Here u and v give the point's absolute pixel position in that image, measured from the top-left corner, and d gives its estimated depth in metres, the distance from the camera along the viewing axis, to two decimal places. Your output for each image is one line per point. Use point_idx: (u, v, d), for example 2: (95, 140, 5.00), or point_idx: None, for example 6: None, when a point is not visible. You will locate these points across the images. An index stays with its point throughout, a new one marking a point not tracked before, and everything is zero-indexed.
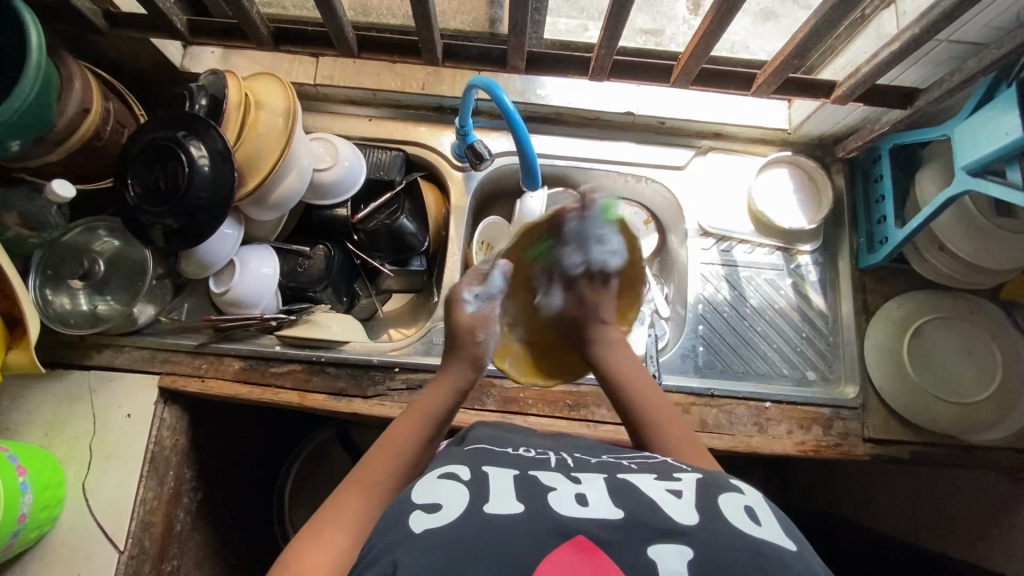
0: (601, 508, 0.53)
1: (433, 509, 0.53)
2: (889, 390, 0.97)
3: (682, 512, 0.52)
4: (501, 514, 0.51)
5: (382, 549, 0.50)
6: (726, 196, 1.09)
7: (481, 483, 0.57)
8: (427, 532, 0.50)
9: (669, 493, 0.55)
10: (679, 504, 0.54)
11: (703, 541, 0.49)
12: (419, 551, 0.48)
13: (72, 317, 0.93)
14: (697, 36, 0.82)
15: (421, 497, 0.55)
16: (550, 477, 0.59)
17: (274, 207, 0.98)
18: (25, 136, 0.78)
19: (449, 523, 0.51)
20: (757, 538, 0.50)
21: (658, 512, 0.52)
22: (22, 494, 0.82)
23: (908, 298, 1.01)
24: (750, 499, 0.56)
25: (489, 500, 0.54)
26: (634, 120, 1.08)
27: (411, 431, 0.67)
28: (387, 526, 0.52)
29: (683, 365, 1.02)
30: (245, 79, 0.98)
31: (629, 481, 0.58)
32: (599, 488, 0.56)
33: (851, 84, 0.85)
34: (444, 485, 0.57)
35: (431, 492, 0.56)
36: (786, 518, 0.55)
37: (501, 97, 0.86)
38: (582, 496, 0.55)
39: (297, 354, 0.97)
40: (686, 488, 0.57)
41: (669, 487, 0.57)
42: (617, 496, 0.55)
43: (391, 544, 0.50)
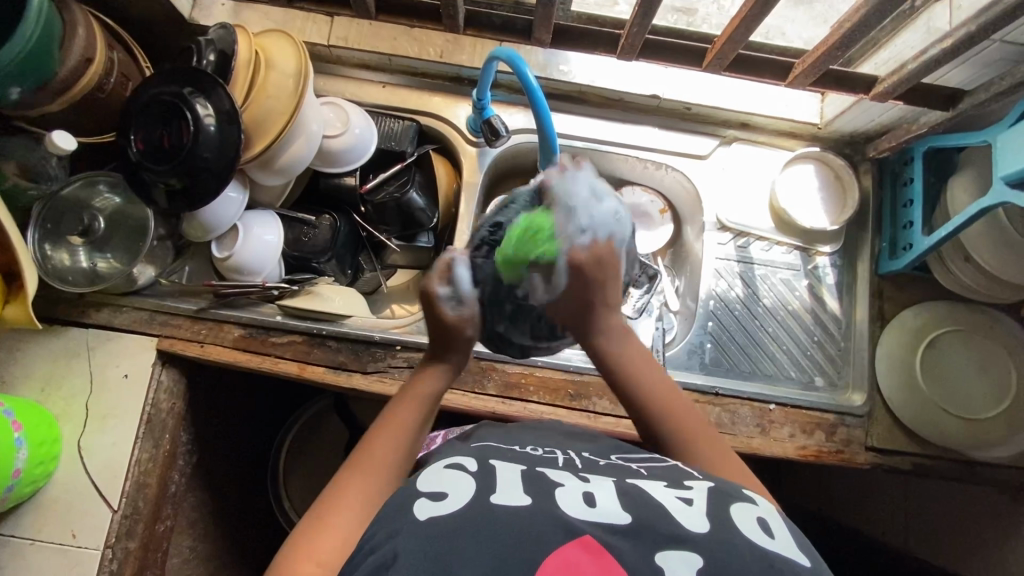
0: (608, 509, 0.52)
1: (439, 498, 0.52)
2: (897, 399, 0.95)
3: (694, 521, 0.52)
4: (511, 506, 0.50)
5: (381, 539, 0.49)
6: (748, 190, 1.05)
7: (488, 475, 0.56)
8: (431, 521, 0.49)
9: (679, 499, 0.54)
10: (690, 512, 0.53)
11: (714, 551, 0.48)
12: (421, 540, 0.47)
13: (71, 274, 0.90)
14: (737, 21, 0.77)
15: (426, 485, 0.54)
16: (559, 474, 0.58)
17: (280, 172, 0.94)
18: (26, 83, 0.75)
19: (454, 512, 0.50)
20: (770, 551, 0.50)
21: (670, 519, 0.51)
22: (17, 449, 0.81)
23: (925, 308, 0.98)
24: (762, 509, 0.56)
25: (496, 491, 0.53)
26: (659, 104, 1.04)
27: (399, 426, 0.63)
28: (388, 515, 0.51)
29: (689, 361, 0.99)
30: (255, 35, 0.94)
31: (638, 485, 0.57)
32: (607, 487, 0.56)
33: (894, 81, 0.81)
34: (451, 474, 0.56)
35: (438, 482, 0.54)
36: (798, 531, 0.55)
37: (524, 72, 0.82)
38: (590, 496, 0.54)
39: (298, 324, 0.96)
40: (697, 496, 0.55)
41: (680, 494, 0.56)
42: (626, 498, 0.54)
43: (392, 532, 0.49)
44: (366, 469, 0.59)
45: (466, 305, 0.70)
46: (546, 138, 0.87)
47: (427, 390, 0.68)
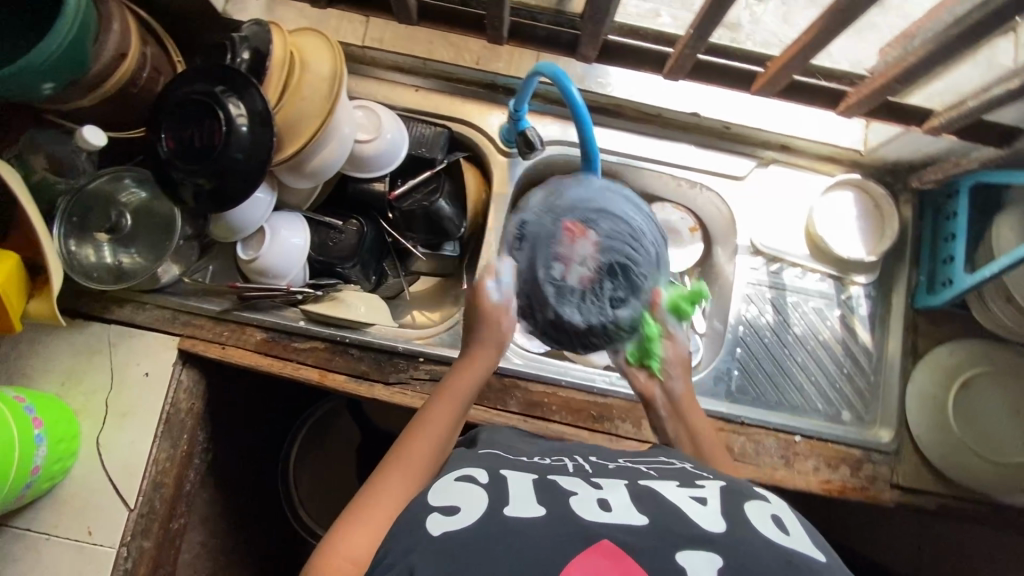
0: (623, 513, 0.52)
1: (451, 512, 0.51)
2: (926, 438, 0.94)
3: (710, 520, 0.52)
4: (525, 519, 0.50)
5: (398, 554, 0.49)
6: (784, 215, 1.02)
7: (499, 484, 0.55)
8: (448, 535, 0.49)
9: (694, 501, 0.54)
10: (706, 513, 0.53)
11: (732, 553, 0.48)
12: (437, 558, 0.47)
13: (95, 270, 0.89)
14: (794, 49, 0.74)
15: (437, 498, 0.53)
16: (572, 482, 0.57)
17: (310, 176, 0.92)
18: (59, 79, 0.72)
19: (469, 526, 0.50)
20: (785, 546, 0.50)
21: (687, 521, 0.51)
22: (37, 446, 0.81)
23: (960, 346, 0.96)
24: (776, 507, 0.57)
25: (510, 502, 0.52)
26: (698, 121, 1.01)
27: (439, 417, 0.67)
28: (403, 530, 0.51)
29: (715, 388, 0.97)
30: (290, 33, 0.92)
31: (650, 485, 0.57)
32: (621, 492, 0.55)
33: (952, 116, 0.78)
34: (461, 486, 0.55)
35: (448, 495, 0.54)
36: (811, 529, 0.56)
37: (570, 89, 0.79)
38: (605, 501, 0.53)
39: (320, 331, 0.95)
40: (711, 495, 0.56)
41: (694, 494, 0.56)
42: (640, 502, 0.54)
43: (408, 549, 0.48)
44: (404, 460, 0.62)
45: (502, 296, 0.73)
46: (589, 159, 0.83)
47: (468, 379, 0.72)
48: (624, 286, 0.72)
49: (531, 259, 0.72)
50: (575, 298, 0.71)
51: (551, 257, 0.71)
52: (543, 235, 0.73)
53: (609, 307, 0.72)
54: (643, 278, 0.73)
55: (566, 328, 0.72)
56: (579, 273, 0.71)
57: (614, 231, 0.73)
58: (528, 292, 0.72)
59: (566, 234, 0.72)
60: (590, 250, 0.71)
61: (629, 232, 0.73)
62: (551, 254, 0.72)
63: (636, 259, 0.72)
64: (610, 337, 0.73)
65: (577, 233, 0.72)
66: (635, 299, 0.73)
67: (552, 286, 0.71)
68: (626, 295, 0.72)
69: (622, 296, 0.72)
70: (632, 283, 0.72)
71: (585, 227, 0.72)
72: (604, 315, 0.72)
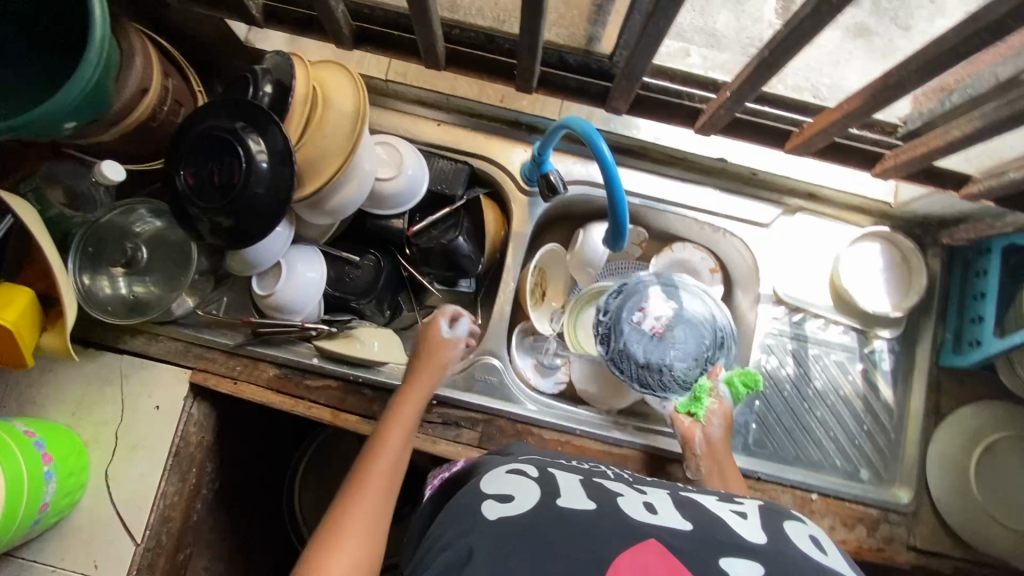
0: (669, 518, 0.56)
1: (507, 499, 0.58)
2: (945, 501, 0.92)
3: (751, 532, 0.55)
4: (577, 510, 0.55)
5: (456, 535, 0.54)
6: (809, 264, 1.00)
7: (551, 481, 0.62)
8: (502, 518, 0.54)
9: (735, 514, 0.59)
10: (745, 524, 0.57)
11: (772, 556, 0.51)
12: (495, 536, 0.52)
13: (110, 303, 0.88)
14: (833, 115, 0.71)
15: (493, 488, 0.61)
16: (617, 485, 0.64)
17: (329, 213, 0.91)
18: (80, 117, 0.70)
19: (524, 511, 0.55)
20: (823, 562, 0.52)
21: (729, 531, 0.55)
22: (46, 483, 0.80)
23: (984, 409, 0.94)
24: (814, 530, 0.59)
25: (561, 496, 0.58)
26: (724, 167, 1.00)
27: (401, 423, 0.80)
28: (462, 513, 0.57)
29: (732, 441, 0.95)
30: (313, 65, 0.90)
31: (691, 498, 0.63)
32: (663, 499, 0.61)
33: (994, 185, 0.74)
34: (515, 477, 0.63)
35: (503, 486, 0.61)
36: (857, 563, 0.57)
37: (598, 146, 0.77)
38: (650, 506, 0.59)
39: (334, 369, 0.93)
40: (750, 512, 0.60)
41: (734, 509, 0.61)
42: (683, 509, 0.59)
43: (465, 531, 0.54)
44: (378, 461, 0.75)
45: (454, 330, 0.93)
46: (616, 214, 0.81)
47: (425, 385, 0.86)
48: (685, 345, 0.96)
49: (619, 304, 0.97)
50: (644, 340, 0.95)
51: (635, 307, 0.97)
52: (636, 290, 0.98)
53: (668, 356, 0.95)
54: (703, 347, 0.96)
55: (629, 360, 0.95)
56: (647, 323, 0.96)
57: (686, 304, 0.98)
58: (610, 325, 0.97)
59: (653, 296, 0.98)
60: (666, 311, 0.97)
61: (702, 308, 0.98)
62: (632, 303, 0.97)
63: (700, 327, 0.96)
64: (664, 381, 0.94)
65: (659, 297, 0.98)
66: (693, 359, 0.95)
67: (628, 326, 0.96)
68: (686, 353, 0.95)
69: (681, 353, 0.95)
70: (693, 345, 0.96)
71: (669, 294, 0.98)
72: (662, 361, 0.95)
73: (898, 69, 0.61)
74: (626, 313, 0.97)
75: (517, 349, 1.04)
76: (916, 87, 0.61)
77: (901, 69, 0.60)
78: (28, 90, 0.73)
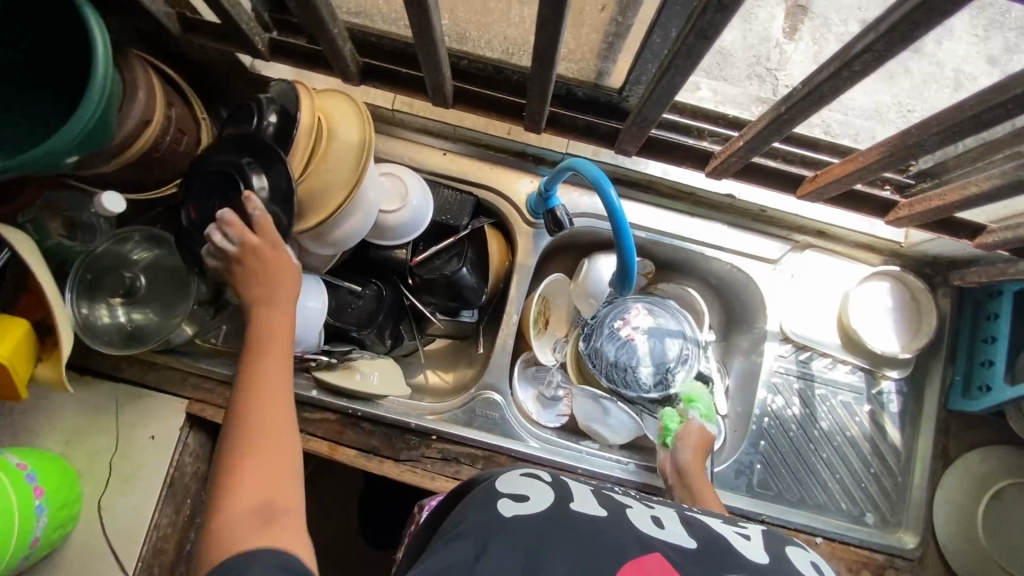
0: (676, 533, 0.55)
1: (521, 500, 0.56)
2: (952, 548, 0.91)
3: (756, 553, 0.55)
4: (587, 516, 0.54)
5: (468, 527, 0.52)
6: (817, 302, 0.99)
7: (563, 488, 0.60)
8: (515, 517, 0.52)
9: (740, 536, 0.58)
10: (750, 547, 0.56)
11: None
12: (508, 534, 0.50)
13: (107, 333, 0.86)
14: (848, 168, 0.69)
15: (506, 488, 0.58)
16: (626, 499, 0.63)
17: (332, 245, 0.89)
18: (82, 151, 0.69)
19: (538, 513, 0.54)
20: None
21: (736, 551, 0.54)
22: (37, 517, 0.79)
23: (993, 455, 0.93)
24: (814, 555, 0.59)
25: (573, 502, 0.57)
26: (732, 203, 0.98)
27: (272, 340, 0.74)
28: (477, 505, 0.55)
29: (736, 481, 0.94)
30: (316, 93, 0.89)
31: (699, 517, 0.62)
32: (672, 516, 0.60)
33: (1008, 237, 0.73)
34: (530, 482, 0.60)
35: (517, 486, 0.59)
36: None
37: (608, 194, 0.75)
38: (658, 520, 0.57)
39: (333, 403, 0.92)
40: (754, 533, 0.60)
41: (739, 530, 0.60)
42: (690, 528, 0.58)
43: (480, 525, 0.52)
44: (263, 384, 0.69)
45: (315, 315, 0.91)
46: (624, 258, 0.80)
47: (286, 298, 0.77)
48: (652, 361, 1.01)
49: (607, 311, 1.03)
50: (616, 342, 1.01)
51: (620, 317, 1.01)
52: (624, 303, 1.03)
53: (633, 365, 1.00)
54: (668, 368, 1.01)
55: (599, 357, 1.01)
56: (622, 329, 1.01)
57: (666, 325, 1.02)
58: (591, 326, 1.03)
59: (637, 310, 1.02)
60: (646, 328, 1.01)
61: (680, 335, 1.02)
62: (612, 310, 1.02)
63: (669, 344, 1.01)
64: (623, 382, 1.00)
65: (642, 313, 1.02)
66: (657, 375, 1.01)
67: (605, 333, 1.02)
68: (651, 368, 1.01)
69: (648, 367, 1.01)
70: (659, 361, 1.01)
71: (652, 313, 1.02)
72: (628, 363, 1.00)
73: (917, 129, 0.59)
74: (606, 322, 1.02)
75: (518, 378, 1.02)
76: (934, 148, 0.60)
77: (920, 128, 0.59)
78: (29, 123, 0.72)
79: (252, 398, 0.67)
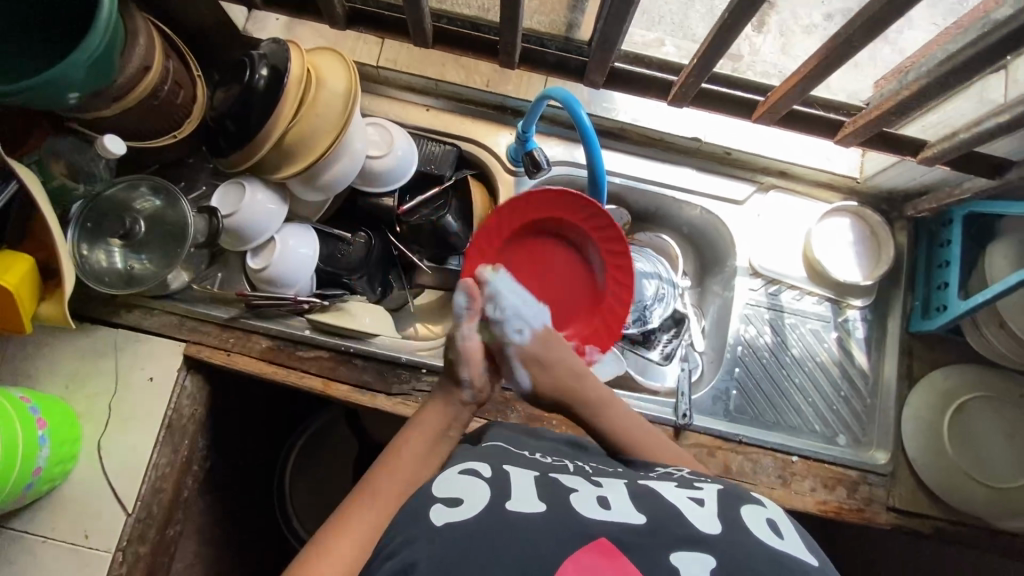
0: (622, 510, 0.57)
1: (454, 505, 0.57)
2: (920, 462, 0.94)
3: (706, 522, 0.56)
4: (523, 514, 0.55)
5: (401, 544, 0.55)
6: (783, 239, 1.05)
7: (500, 480, 0.61)
8: (449, 526, 0.54)
9: (692, 501, 0.60)
10: (702, 512, 0.58)
11: (726, 552, 0.53)
12: (439, 554, 0.52)
13: (107, 275, 0.90)
14: (794, 79, 0.76)
15: (441, 492, 0.60)
16: (571, 478, 0.63)
17: (322, 188, 0.95)
18: (83, 88, 0.74)
19: (468, 518, 0.55)
20: (779, 549, 0.55)
21: (686, 521, 0.56)
22: (40, 447, 0.81)
23: (955, 371, 0.98)
24: (771, 511, 0.61)
25: (510, 498, 0.57)
26: (699, 146, 1.05)
27: (419, 438, 0.72)
28: (410, 519, 0.57)
29: (713, 407, 0.99)
30: (306, 51, 0.95)
31: (650, 485, 0.63)
32: (620, 492, 0.61)
33: (945, 147, 0.80)
34: (466, 480, 0.61)
35: (451, 488, 0.60)
36: (805, 533, 0.61)
37: (579, 113, 0.84)
38: (604, 499, 0.59)
39: (326, 340, 0.96)
40: (708, 496, 0.61)
41: (692, 495, 0.61)
42: (638, 500, 0.59)
43: (409, 541, 0.54)
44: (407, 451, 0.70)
45: (303, 282, 0.97)
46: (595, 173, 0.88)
47: (434, 420, 0.75)
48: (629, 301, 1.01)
49: None
50: None
51: None
52: None
53: None
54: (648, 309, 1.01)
55: None
56: None
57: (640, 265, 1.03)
58: None
59: None
60: None
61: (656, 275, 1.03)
62: None
63: (646, 281, 1.01)
64: None
65: None
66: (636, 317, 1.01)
67: None
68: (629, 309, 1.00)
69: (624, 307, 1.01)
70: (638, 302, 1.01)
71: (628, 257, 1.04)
72: None
73: (847, 28, 0.67)
74: None
75: None
76: (863, 44, 0.68)
77: (847, 28, 0.67)
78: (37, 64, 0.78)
79: (385, 470, 0.68)
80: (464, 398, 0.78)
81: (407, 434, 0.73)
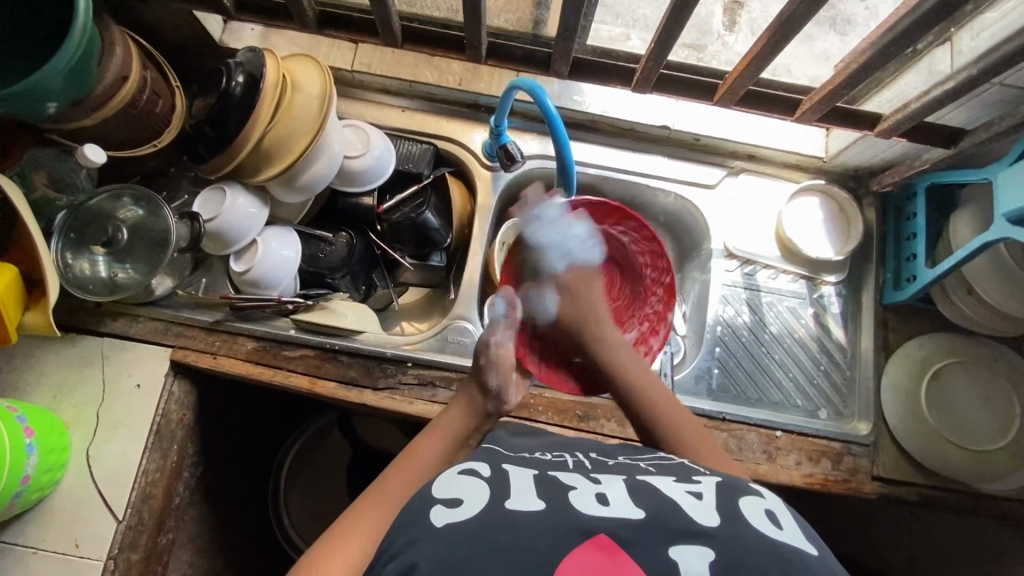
0: (621, 506, 0.55)
1: (454, 505, 0.55)
2: (902, 430, 0.96)
3: (704, 515, 0.54)
4: (522, 511, 0.53)
5: (403, 544, 0.51)
6: (755, 220, 1.08)
7: (499, 479, 0.59)
8: (449, 526, 0.51)
9: (690, 495, 0.58)
10: (701, 506, 0.56)
11: (725, 542, 0.51)
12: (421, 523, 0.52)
13: (91, 283, 0.92)
14: (748, 59, 0.80)
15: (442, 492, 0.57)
16: (571, 476, 0.61)
17: (301, 189, 0.97)
18: (61, 97, 0.77)
19: (467, 518, 0.52)
20: (780, 541, 0.52)
21: (683, 514, 0.54)
22: (27, 455, 0.81)
23: (929, 339, 1.00)
24: (770, 503, 0.59)
25: (509, 497, 0.55)
26: (669, 134, 1.07)
27: (436, 440, 0.73)
28: (408, 521, 0.54)
29: (696, 387, 1.01)
30: (282, 58, 0.97)
31: (648, 482, 0.61)
32: (618, 488, 0.59)
33: (898, 119, 0.84)
34: (464, 479, 0.59)
35: (451, 488, 0.58)
36: (806, 523, 0.58)
37: (545, 101, 0.86)
38: (603, 496, 0.57)
39: (309, 338, 0.97)
40: (706, 490, 0.59)
41: (690, 489, 0.59)
42: (637, 496, 0.57)
43: (412, 542, 0.51)
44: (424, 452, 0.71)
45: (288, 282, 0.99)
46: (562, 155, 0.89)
47: (451, 424, 0.76)
48: None
49: None
50: None
51: None
52: None
53: None
54: None
55: None
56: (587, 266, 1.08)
57: None
58: None
59: None
60: None
61: None
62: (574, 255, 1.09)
63: None
64: None
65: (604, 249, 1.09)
66: None
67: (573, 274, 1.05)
68: None
69: None
70: None
71: None
72: None
73: (790, 6, 0.70)
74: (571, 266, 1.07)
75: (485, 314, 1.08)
76: (805, 20, 0.71)
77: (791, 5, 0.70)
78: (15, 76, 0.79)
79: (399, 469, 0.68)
80: (489, 408, 0.80)
81: (425, 436, 0.74)
